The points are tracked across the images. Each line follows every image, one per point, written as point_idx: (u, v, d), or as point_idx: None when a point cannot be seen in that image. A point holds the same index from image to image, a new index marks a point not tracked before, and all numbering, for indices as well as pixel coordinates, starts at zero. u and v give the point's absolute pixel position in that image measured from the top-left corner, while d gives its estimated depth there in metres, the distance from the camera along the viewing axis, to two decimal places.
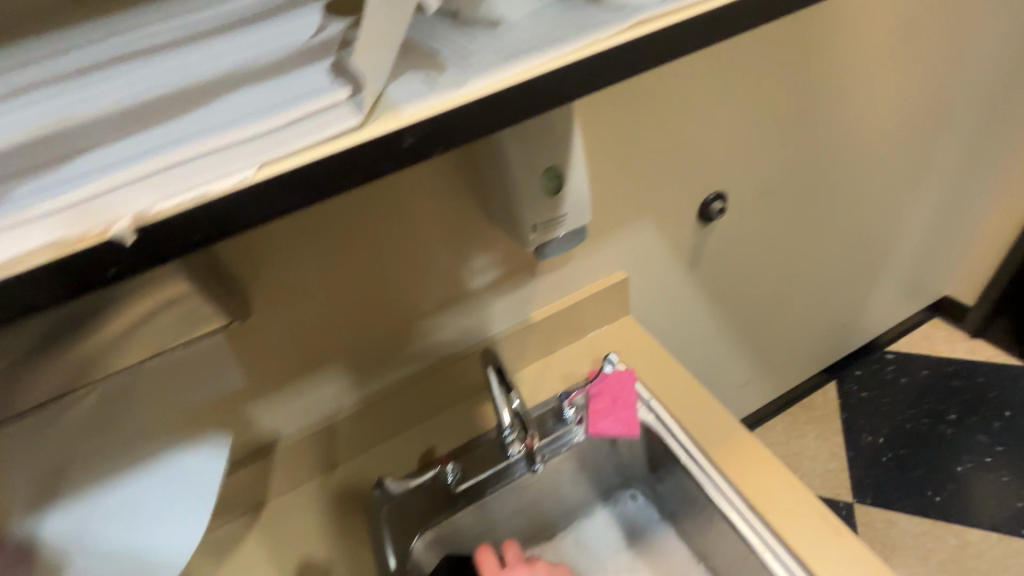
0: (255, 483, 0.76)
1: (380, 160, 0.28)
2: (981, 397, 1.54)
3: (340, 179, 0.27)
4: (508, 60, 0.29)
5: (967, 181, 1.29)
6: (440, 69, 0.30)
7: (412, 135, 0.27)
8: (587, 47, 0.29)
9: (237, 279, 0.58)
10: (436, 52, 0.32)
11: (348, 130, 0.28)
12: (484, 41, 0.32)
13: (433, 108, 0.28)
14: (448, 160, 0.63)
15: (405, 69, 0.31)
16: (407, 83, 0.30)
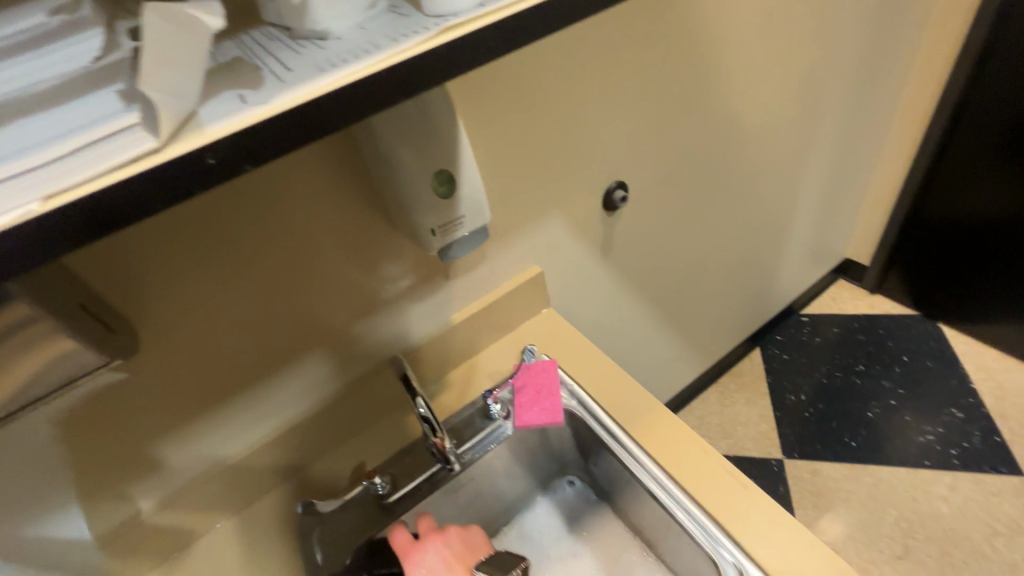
0: (171, 525, 0.72)
1: (185, 181, 0.27)
2: (883, 347, 1.69)
3: (147, 205, 0.27)
4: (324, 71, 0.30)
5: (847, 152, 1.42)
6: (257, 86, 0.30)
7: (215, 154, 0.27)
8: (403, 52, 0.30)
9: (117, 313, 0.55)
10: (259, 68, 0.31)
11: (144, 152, 0.27)
12: (310, 52, 0.32)
13: (238, 124, 0.28)
14: (339, 172, 0.62)
15: (216, 87, 0.31)
16: (219, 102, 0.29)
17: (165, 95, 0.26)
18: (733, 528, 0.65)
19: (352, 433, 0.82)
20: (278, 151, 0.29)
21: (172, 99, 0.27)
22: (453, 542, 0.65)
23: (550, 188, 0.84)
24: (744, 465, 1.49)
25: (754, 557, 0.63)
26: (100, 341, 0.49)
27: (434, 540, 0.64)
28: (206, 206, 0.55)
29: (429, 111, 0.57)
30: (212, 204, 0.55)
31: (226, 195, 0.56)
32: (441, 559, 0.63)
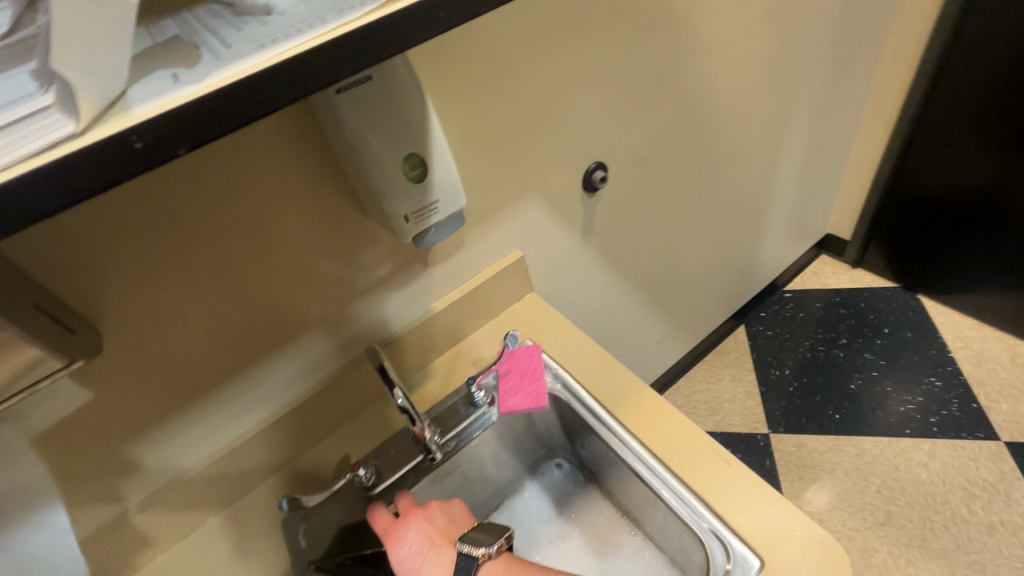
0: (153, 526, 0.71)
1: (110, 166, 0.26)
2: (865, 320, 1.71)
3: (74, 192, 0.25)
4: (262, 47, 0.28)
5: (826, 127, 1.42)
6: (191, 64, 0.28)
7: (142, 137, 0.26)
8: (347, 25, 0.28)
9: (76, 310, 0.53)
10: (197, 45, 0.30)
11: (64, 136, 0.25)
12: (251, 28, 0.30)
13: (167, 102, 0.26)
14: (306, 159, 0.60)
15: (147, 67, 0.29)
16: (152, 82, 0.28)
17: (80, 72, 0.25)
18: (717, 504, 0.66)
19: (335, 425, 0.82)
20: (216, 131, 0.27)
21: (88, 76, 0.25)
22: (432, 517, 0.66)
23: (528, 170, 0.83)
24: (731, 440, 1.52)
25: (739, 531, 0.63)
26: (60, 344, 0.48)
27: (413, 517, 0.66)
28: (165, 194, 0.53)
29: (397, 92, 0.56)
30: (170, 193, 0.53)
31: (185, 182, 0.54)
32: (421, 535, 0.65)
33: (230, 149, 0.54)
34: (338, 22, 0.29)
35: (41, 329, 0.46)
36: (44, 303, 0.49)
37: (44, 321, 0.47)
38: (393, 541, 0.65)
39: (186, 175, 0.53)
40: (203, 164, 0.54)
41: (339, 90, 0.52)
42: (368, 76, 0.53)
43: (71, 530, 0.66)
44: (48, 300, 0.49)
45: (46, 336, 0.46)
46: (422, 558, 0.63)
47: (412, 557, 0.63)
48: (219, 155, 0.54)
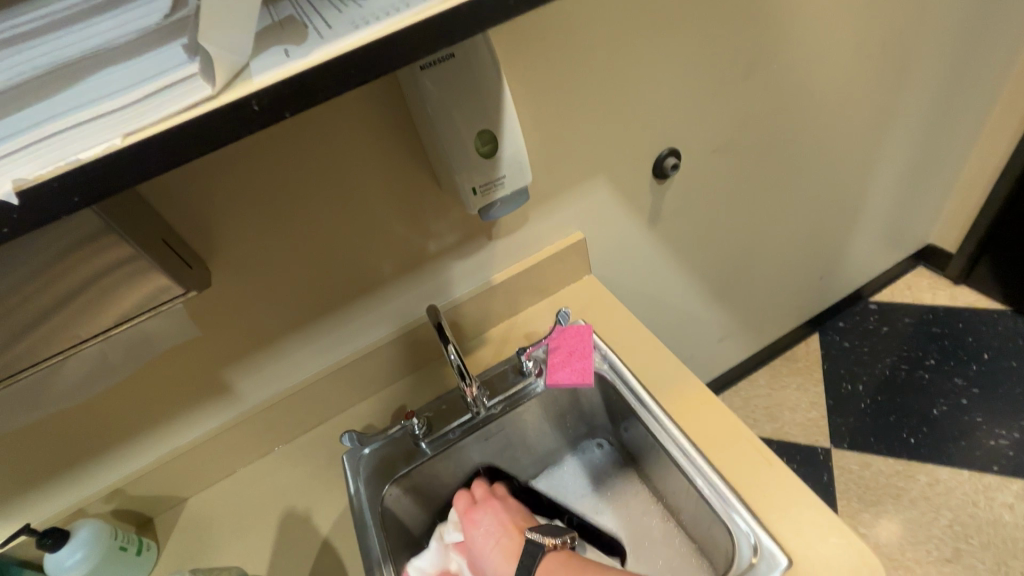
0: (241, 441, 0.82)
1: (230, 129, 0.31)
2: (961, 342, 1.56)
3: (203, 143, 0.31)
4: (361, 27, 0.32)
5: (940, 125, 1.29)
6: (298, 43, 0.33)
7: (260, 101, 0.31)
8: (435, 7, 0.32)
9: (192, 249, 0.62)
10: (306, 24, 0.35)
11: (202, 99, 0.31)
12: (348, 12, 0.35)
13: (277, 75, 0.31)
14: (388, 128, 0.65)
15: (267, 44, 0.34)
16: (269, 56, 0.33)
17: (219, 48, 0.30)
18: (749, 498, 0.66)
19: (395, 378, 0.89)
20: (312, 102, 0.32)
21: (225, 52, 0.31)
22: (517, 509, 0.77)
23: (598, 151, 0.84)
24: (787, 449, 1.46)
25: (766, 526, 0.63)
26: (181, 275, 0.57)
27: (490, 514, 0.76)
28: (264, 149, 0.60)
29: (476, 71, 0.59)
30: (269, 149, 0.60)
31: (281, 139, 0.60)
32: (499, 517, 0.75)
33: (320, 112, 0.60)
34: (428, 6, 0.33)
35: (165, 259, 0.54)
36: (169, 239, 0.58)
37: (167, 253, 0.55)
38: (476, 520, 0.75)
39: (282, 133, 0.60)
40: (296, 122, 0.60)
41: (423, 66, 0.57)
42: (451, 54, 0.57)
43: (174, 436, 0.78)
44: (172, 236, 0.58)
45: (169, 266, 0.55)
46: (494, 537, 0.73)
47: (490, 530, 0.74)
48: (310, 116, 0.60)
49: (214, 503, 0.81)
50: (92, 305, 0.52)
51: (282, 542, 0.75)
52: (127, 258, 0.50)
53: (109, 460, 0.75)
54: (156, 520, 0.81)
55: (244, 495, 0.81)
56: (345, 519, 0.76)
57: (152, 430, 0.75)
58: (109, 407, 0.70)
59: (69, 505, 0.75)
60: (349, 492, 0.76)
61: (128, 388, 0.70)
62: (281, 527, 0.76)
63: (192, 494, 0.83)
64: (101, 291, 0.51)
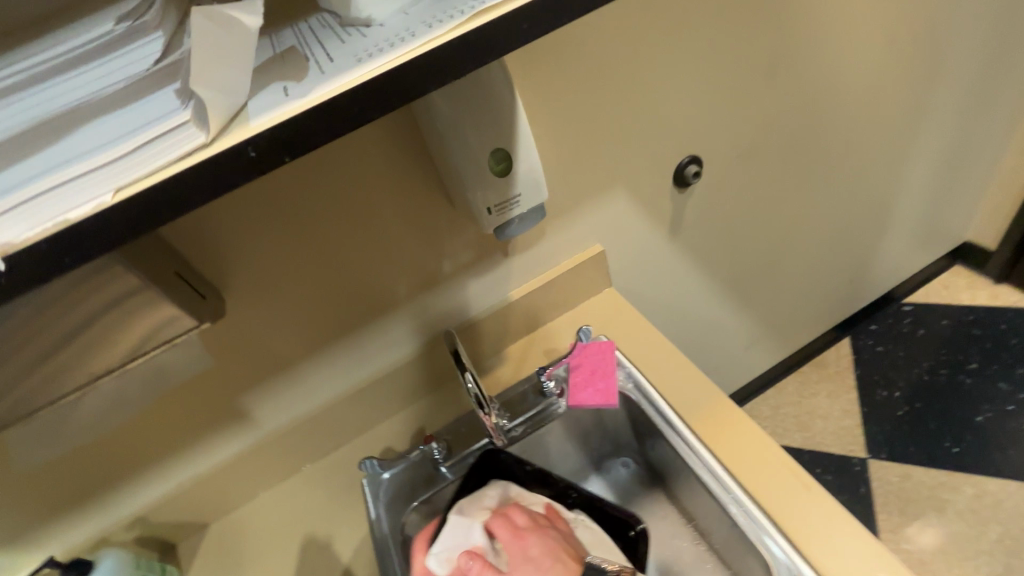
0: (260, 467, 0.81)
1: (231, 168, 0.30)
2: (1004, 344, 1.48)
3: (200, 189, 0.30)
4: (361, 61, 0.31)
5: (976, 118, 1.22)
6: (299, 80, 0.32)
7: (256, 148, 0.30)
8: (438, 38, 0.31)
9: (206, 279, 0.61)
10: (306, 58, 0.34)
11: (196, 146, 0.30)
12: (350, 45, 0.34)
13: (275, 117, 0.30)
14: (399, 148, 0.64)
15: (265, 81, 0.33)
16: (268, 95, 0.32)
17: (213, 91, 0.29)
18: (787, 525, 0.63)
19: (413, 399, 0.87)
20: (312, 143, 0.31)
21: (220, 95, 0.29)
22: (565, 534, 0.63)
23: (615, 161, 0.81)
24: (820, 460, 1.40)
25: (805, 554, 0.60)
26: (194, 306, 0.56)
27: (539, 530, 0.62)
28: (274, 175, 0.59)
29: (487, 89, 0.57)
30: (279, 174, 0.59)
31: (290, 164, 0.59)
32: (547, 545, 0.60)
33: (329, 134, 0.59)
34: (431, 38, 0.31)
35: (177, 293, 0.53)
36: (181, 270, 0.57)
37: (179, 284, 0.54)
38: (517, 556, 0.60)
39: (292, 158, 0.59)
40: None
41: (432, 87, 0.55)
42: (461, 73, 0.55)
43: (193, 465, 0.77)
44: (185, 267, 0.58)
45: (181, 299, 0.54)
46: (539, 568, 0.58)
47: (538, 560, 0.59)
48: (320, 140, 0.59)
49: (234, 531, 0.80)
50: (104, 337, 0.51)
51: (302, 570, 0.74)
52: (136, 290, 0.49)
53: (131, 489, 0.75)
54: (178, 548, 0.80)
55: (264, 521, 0.80)
56: (366, 547, 0.74)
57: (171, 459, 0.75)
58: (128, 437, 0.70)
59: (89, 537, 0.75)
60: (371, 518, 0.74)
61: (147, 419, 0.69)
62: (301, 555, 0.75)
63: (214, 520, 0.82)
64: (113, 324, 0.51)
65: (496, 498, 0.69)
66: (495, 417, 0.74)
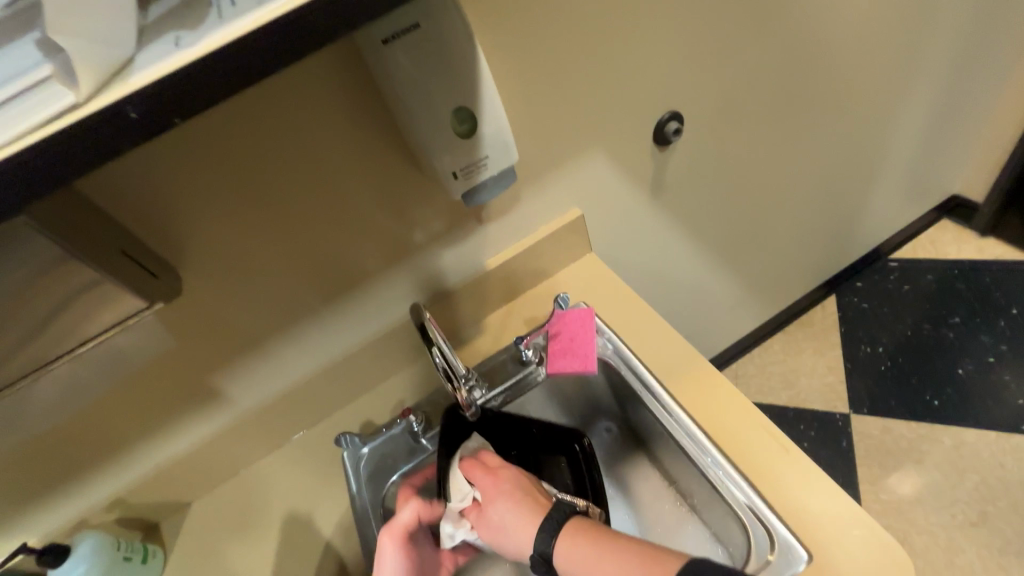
0: (238, 446, 0.80)
1: None
2: (987, 297, 1.48)
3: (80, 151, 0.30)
4: (260, 3, 0.31)
5: (970, 66, 1.18)
6: (189, 30, 0.32)
7: (136, 108, 0.30)
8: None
9: (156, 255, 0.58)
10: (205, 5, 0.33)
11: (67, 106, 0.30)
12: None
13: (159, 69, 0.30)
14: (357, 108, 0.60)
15: (151, 33, 0.33)
16: (161, 46, 0.32)
17: (84, 44, 0.29)
18: (758, 481, 0.63)
19: (391, 372, 0.86)
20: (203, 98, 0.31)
21: (92, 48, 0.30)
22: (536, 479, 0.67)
23: (592, 119, 0.77)
24: (804, 417, 1.41)
25: (772, 504, 0.61)
26: (142, 285, 0.53)
27: (511, 468, 0.66)
28: (218, 136, 0.55)
29: (448, 41, 0.53)
30: (223, 134, 0.55)
31: (236, 123, 0.55)
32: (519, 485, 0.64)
33: (275, 89, 0.55)
34: None
35: (124, 272, 0.50)
36: (128, 247, 0.54)
37: (127, 264, 0.51)
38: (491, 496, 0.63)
39: (235, 115, 0.55)
40: (253, 106, 0.55)
41: (385, 40, 0.51)
42: (416, 23, 0.51)
43: (168, 446, 0.76)
44: (131, 245, 0.54)
45: (129, 278, 0.51)
46: (511, 505, 0.62)
47: (511, 494, 0.63)
48: (264, 94, 0.55)
49: (215, 508, 0.80)
50: (53, 327, 0.49)
51: (286, 545, 0.74)
52: (88, 279, 0.47)
53: (106, 472, 0.73)
54: (163, 525, 0.80)
55: (244, 498, 0.80)
56: (348, 520, 0.74)
57: (144, 441, 0.73)
58: (94, 420, 0.68)
59: (64, 522, 0.73)
60: (352, 491, 0.74)
61: (112, 401, 0.67)
62: (283, 530, 0.75)
63: (195, 498, 0.81)
64: (58, 309, 0.47)
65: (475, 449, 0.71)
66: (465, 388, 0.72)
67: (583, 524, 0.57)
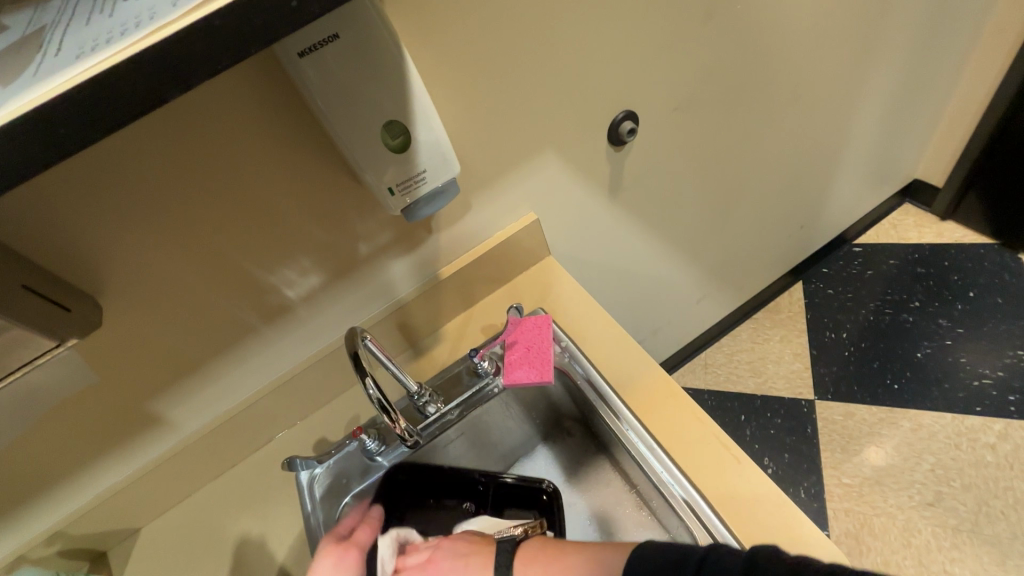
0: (186, 470, 0.77)
1: None
2: (946, 281, 1.51)
3: None
4: (79, 57, 0.28)
5: (926, 54, 1.18)
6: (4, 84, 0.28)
7: None
8: (173, 24, 0.28)
9: (68, 284, 0.54)
10: (39, 47, 0.30)
11: None
12: (73, 36, 0.30)
13: None
14: (284, 120, 0.56)
15: None
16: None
17: None
18: (704, 483, 0.64)
19: (346, 386, 0.83)
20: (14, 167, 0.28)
21: None
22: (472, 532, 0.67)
23: (543, 121, 0.74)
24: (771, 404, 1.43)
25: (722, 515, 0.61)
26: (51, 323, 0.49)
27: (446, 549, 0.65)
28: (124, 155, 0.50)
29: (374, 53, 0.50)
30: (129, 153, 0.50)
31: (144, 139, 0.50)
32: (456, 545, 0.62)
33: (186, 102, 0.50)
34: (152, 29, 0.28)
35: (31, 313, 0.46)
36: (33, 281, 0.49)
37: (35, 302, 0.47)
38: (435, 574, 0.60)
39: (143, 131, 0.50)
40: (166, 124, 0.50)
41: (302, 53, 0.47)
42: (335, 34, 0.47)
43: (109, 473, 0.72)
44: (36, 278, 0.50)
45: (36, 319, 0.47)
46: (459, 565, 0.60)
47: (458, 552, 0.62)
48: (173, 108, 0.50)
49: (162, 535, 0.77)
50: None
51: (236, 572, 0.71)
52: None
53: (42, 505, 0.70)
54: (110, 554, 0.76)
55: (194, 523, 0.77)
56: (302, 544, 0.72)
57: (81, 470, 0.70)
58: (21, 454, 0.64)
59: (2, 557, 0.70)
60: (305, 511, 0.72)
61: (40, 434, 0.63)
62: (234, 556, 0.73)
63: (144, 525, 0.78)
64: None
65: (392, 551, 0.66)
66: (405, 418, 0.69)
67: (531, 553, 0.57)
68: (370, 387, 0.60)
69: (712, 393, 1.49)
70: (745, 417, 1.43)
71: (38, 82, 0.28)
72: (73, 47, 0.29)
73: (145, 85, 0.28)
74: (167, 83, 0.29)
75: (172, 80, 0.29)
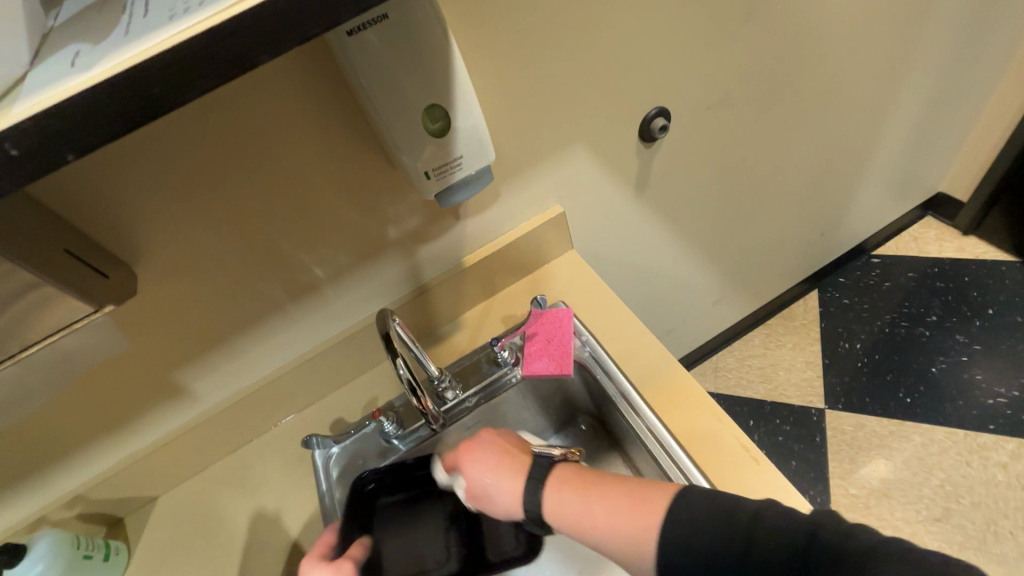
0: (207, 442, 0.78)
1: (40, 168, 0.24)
2: (966, 298, 1.50)
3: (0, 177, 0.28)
4: (168, 22, 0.28)
5: (962, 65, 1.17)
6: (93, 45, 0.29)
7: (16, 145, 0.27)
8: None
9: (109, 253, 0.55)
10: (124, 9, 0.31)
11: None
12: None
13: (48, 99, 0.27)
14: (328, 102, 0.56)
15: (57, 46, 0.31)
16: (54, 64, 0.29)
17: None
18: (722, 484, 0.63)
19: (365, 368, 0.84)
20: (98, 130, 0.28)
21: None
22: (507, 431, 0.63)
23: (577, 114, 0.74)
24: (780, 411, 1.43)
25: None
26: (92, 289, 0.50)
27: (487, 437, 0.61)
28: (166, 121, 0.50)
29: (421, 35, 0.50)
30: (174, 125, 0.51)
31: (190, 111, 0.51)
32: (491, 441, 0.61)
33: (236, 83, 0.51)
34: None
35: (73, 277, 0.47)
36: (76, 248, 0.50)
37: (76, 267, 0.48)
38: (468, 462, 0.60)
39: (194, 109, 0.51)
40: (217, 103, 0.51)
41: (350, 32, 0.47)
42: (384, 14, 0.47)
43: (131, 441, 0.73)
44: (79, 245, 0.50)
45: (77, 283, 0.47)
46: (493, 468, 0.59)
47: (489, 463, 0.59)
48: (226, 90, 0.51)
49: (179, 504, 0.78)
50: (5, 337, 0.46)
51: (252, 545, 0.72)
52: (35, 286, 0.43)
53: (66, 466, 0.71)
54: (126, 521, 0.77)
55: (210, 495, 0.78)
56: (318, 521, 0.73)
57: (105, 436, 0.71)
58: (50, 416, 0.65)
59: (24, 518, 0.71)
60: (321, 490, 0.72)
61: (71, 398, 0.65)
62: (251, 529, 0.74)
63: (161, 494, 0.79)
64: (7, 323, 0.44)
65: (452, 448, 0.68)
66: (429, 399, 0.70)
67: (567, 475, 0.56)
68: (398, 367, 0.60)
69: (720, 396, 1.48)
70: (753, 422, 1.42)
71: (126, 42, 0.28)
72: (158, 9, 0.30)
73: (233, 52, 0.28)
74: (255, 51, 0.29)
75: (259, 49, 0.29)
